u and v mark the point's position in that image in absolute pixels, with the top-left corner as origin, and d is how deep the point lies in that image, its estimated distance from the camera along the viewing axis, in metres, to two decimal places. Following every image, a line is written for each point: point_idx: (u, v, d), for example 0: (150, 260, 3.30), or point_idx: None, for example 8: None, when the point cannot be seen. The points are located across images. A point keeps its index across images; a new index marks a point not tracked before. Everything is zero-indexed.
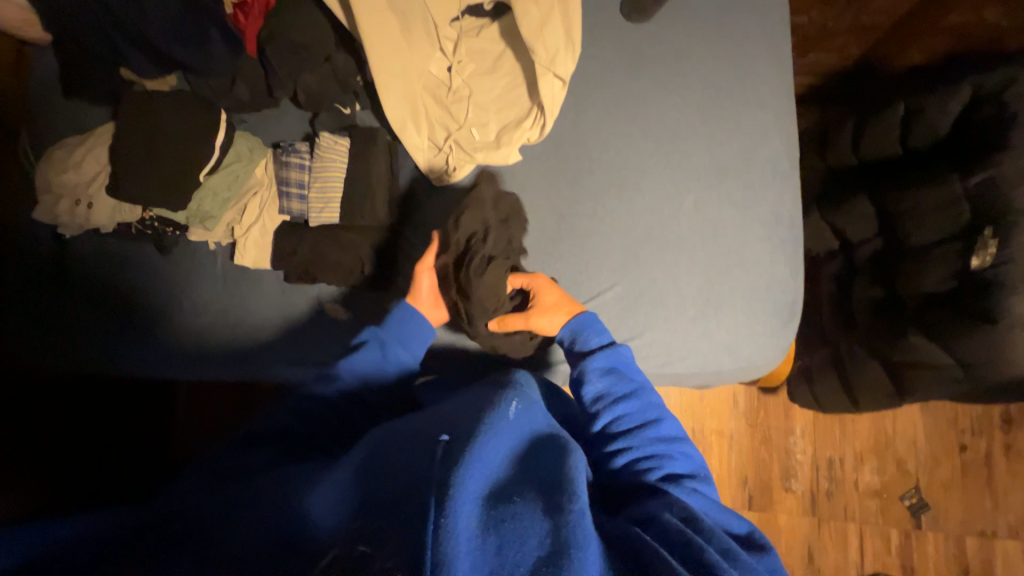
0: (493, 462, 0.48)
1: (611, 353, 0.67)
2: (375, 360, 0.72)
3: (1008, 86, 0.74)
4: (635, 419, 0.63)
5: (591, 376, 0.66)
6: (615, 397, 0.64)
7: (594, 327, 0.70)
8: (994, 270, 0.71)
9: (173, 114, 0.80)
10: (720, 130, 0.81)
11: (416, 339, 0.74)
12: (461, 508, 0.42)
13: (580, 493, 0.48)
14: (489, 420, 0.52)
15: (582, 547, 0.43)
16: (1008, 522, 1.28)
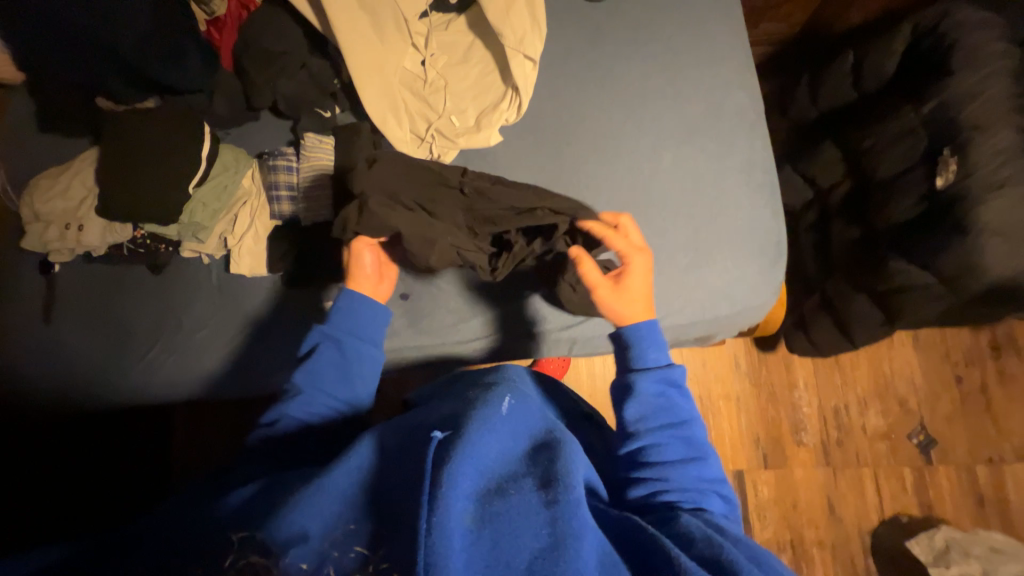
0: (485, 458, 0.49)
1: (667, 373, 0.64)
2: (335, 362, 0.67)
3: (943, 18, 0.79)
4: (676, 448, 0.61)
5: (642, 389, 0.63)
6: (658, 419, 0.62)
7: (652, 341, 0.66)
8: (959, 184, 0.73)
9: (156, 130, 0.81)
10: (686, 90, 0.86)
11: (372, 326, 0.70)
12: (453, 504, 0.43)
13: (573, 480, 0.49)
14: (479, 420, 0.53)
15: (578, 537, 0.45)
16: (1013, 445, 1.32)
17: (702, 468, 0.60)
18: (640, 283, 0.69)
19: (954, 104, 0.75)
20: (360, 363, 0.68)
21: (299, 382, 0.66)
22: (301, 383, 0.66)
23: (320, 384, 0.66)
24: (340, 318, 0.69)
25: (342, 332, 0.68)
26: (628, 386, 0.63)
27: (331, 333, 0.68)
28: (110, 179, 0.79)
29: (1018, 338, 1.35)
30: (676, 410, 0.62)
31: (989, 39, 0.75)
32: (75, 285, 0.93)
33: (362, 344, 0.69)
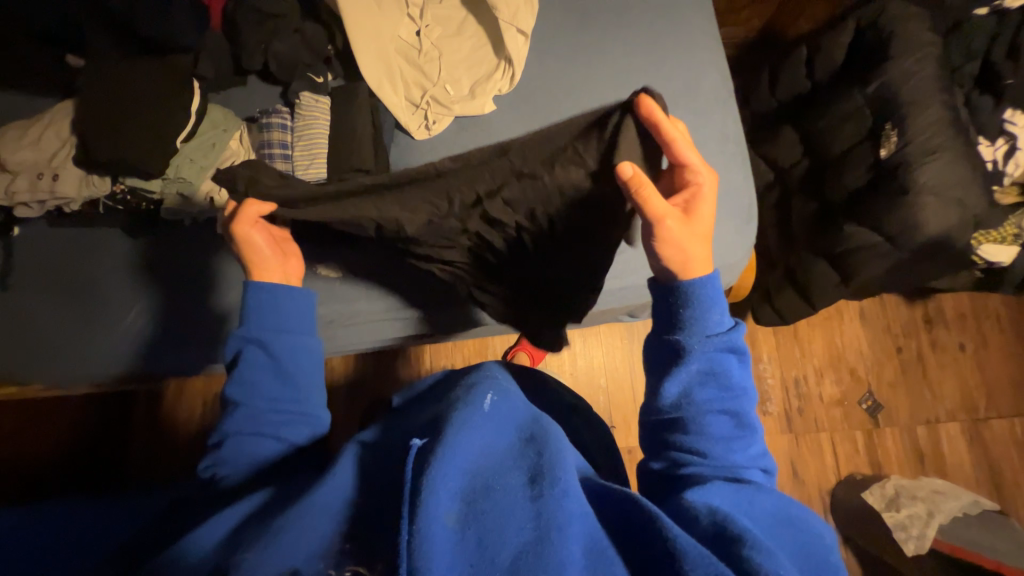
0: (468, 456, 0.47)
1: (728, 340, 0.59)
2: (266, 366, 0.63)
3: (880, 13, 0.91)
4: (720, 420, 0.57)
5: (695, 352, 0.58)
6: (705, 387, 0.58)
7: (710, 298, 0.60)
8: (899, 152, 0.84)
9: (143, 82, 0.80)
10: (665, 68, 0.93)
11: (294, 316, 0.67)
12: (434, 509, 0.41)
13: (559, 473, 0.48)
14: (457, 421, 0.50)
15: (562, 527, 0.44)
16: (946, 407, 1.47)
17: (744, 441, 0.57)
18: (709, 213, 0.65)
19: (893, 84, 0.86)
20: (292, 361, 0.64)
21: (235, 395, 0.63)
22: (236, 395, 0.62)
23: (261, 392, 0.63)
24: (259, 315, 0.65)
25: (260, 331, 0.64)
26: (679, 348, 0.59)
27: (250, 331, 0.64)
28: (90, 128, 0.77)
29: (946, 312, 1.52)
30: (726, 379, 0.58)
31: (917, 30, 0.87)
32: (40, 247, 0.87)
33: (291, 339, 0.65)
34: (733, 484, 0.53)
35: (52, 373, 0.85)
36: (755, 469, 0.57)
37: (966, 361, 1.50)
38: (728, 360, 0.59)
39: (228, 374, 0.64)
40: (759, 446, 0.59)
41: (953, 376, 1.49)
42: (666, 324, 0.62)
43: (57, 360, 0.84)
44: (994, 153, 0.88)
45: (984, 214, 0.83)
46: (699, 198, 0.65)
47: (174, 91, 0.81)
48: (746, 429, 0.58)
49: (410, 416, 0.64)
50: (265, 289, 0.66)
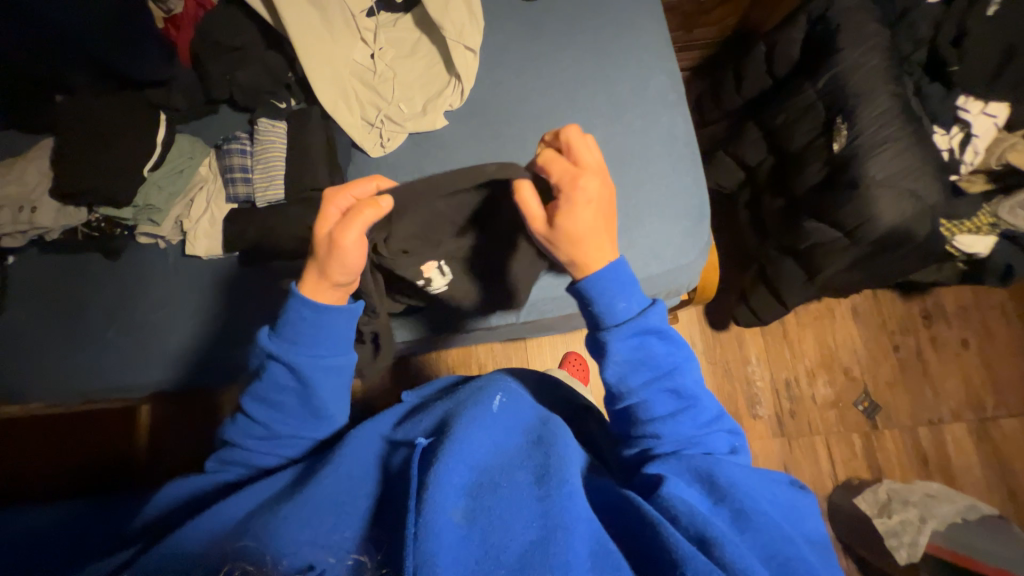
0: (474, 454, 0.53)
1: (639, 323, 0.61)
2: (291, 387, 0.62)
3: (828, 6, 0.89)
4: (661, 400, 0.60)
5: (617, 343, 0.60)
6: (639, 374, 0.61)
7: (620, 285, 0.60)
8: (851, 145, 0.82)
9: (112, 117, 0.86)
10: (612, 75, 0.95)
11: (330, 339, 0.62)
12: (441, 501, 0.45)
13: (565, 475, 0.51)
14: (464, 421, 0.57)
15: (570, 527, 0.46)
16: (949, 407, 1.40)
17: (688, 411, 0.60)
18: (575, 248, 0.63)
19: (843, 76, 0.85)
20: (319, 386, 0.62)
21: (254, 407, 0.64)
22: (256, 407, 0.64)
23: (283, 409, 0.63)
24: (294, 337, 0.61)
25: (289, 353, 0.61)
26: (602, 346, 0.62)
27: (283, 354, 0.61)
28: (66, 161, 0.83)
29: (946, 307, 1.45)
30: (654, 359, 0.61)
31: (864, 20, 0.86)
32: (27, 273, 0.93)
33: (321, 366, 0.62)
34: (689, 464, 0.56)
35: (42, 390, 0.91)
36: (706, 436, 0.60)
37: (971, 357, 1.43)
38: (652, 339, 0.62)
39: (249, 387, 0.65)
40: (708, 411, 0.62)
41: (956, 373, 1.42)
42: (588, 321, 0.64)
43: (43, 378, 0.91)
44: (950, 141, 0.88)
45: (941, 205, 0.81)
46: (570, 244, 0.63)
47: (143, 124, 0.87)
48: (687, 399, 0.61)
49: (423, 411, 0.68)
50: (304, 307, 0.60)
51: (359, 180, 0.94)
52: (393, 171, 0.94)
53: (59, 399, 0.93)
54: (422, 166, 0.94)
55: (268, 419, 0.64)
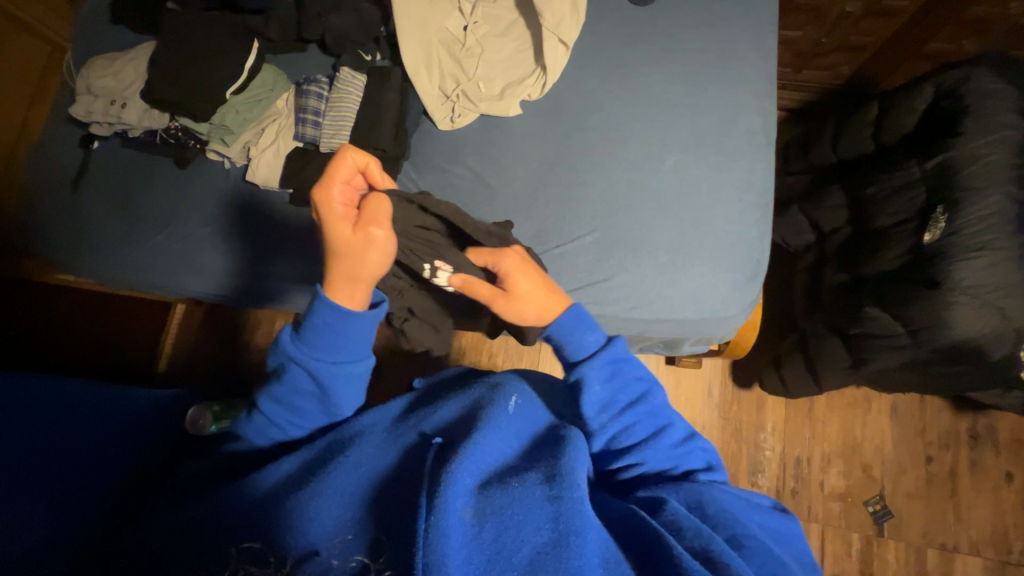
0: (487, 457, 0.55)
1: (610, 350, 0.60)
2: (309, 391, 0.62)
3: (964, 82, 0.80)
4: (639, 428, 0.59)
5: (588, 378, 0.59)
6: (614, 405, 0.59)
7: (582, 323, 0.60)
8: (943, 241, 0.75)
9: (210, 35, 0.90)
10: (702, 102, 0.90)
11: (358, 345, 0.61)
12: (451, 503, 0.48)
13: (580, 480, 0.52)
14: (484, 420, 0.57)
15: (581, 534, 0.48)
16: (969, 537, 1.29)
17: (667, 435, 0.58)
18: (526, 278, 0.61)
19: (957, 163, 0.76)
20: (337, 390, 0.62)
21: (267, 410, 0.63)
22: (270, 410, 0.63)
23: (300, 411, 0.63)
24: (315, 345, 0.59)
25: (310, 362, 0.59)
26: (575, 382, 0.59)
27: (301, 361, 0.59)
28: (161, 68, 0.88)
29: (998, 433, 1.32)
30: (626, 387, 0.59)
31: (999, 108, 0.76)
32: (105, 161, 1.00)
33: (343, 369, 0.61)
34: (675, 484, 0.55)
35: (95, 270, 0.99)
36: (689, 458, 0.58)
37: (1010, 494, 1.30)
38: (624, 366, 0.60)
39: (264, 386, 0.63)
40: (684, 429, 0.60)
41: (988, 505, 1.30)
42: (561, 356, 0.61)
43: (96, 260, 0.98)
44: None
45: None
46: (511, 273, 0.61)
47: (236, 47, 0.90)
48: (666, 421, 0.59)
49: (435, 400, 0.67)
50: (328, 313, 0.58)
51: (420, 148, 0.94)
52: (456, 147, 0.93)
53: (107, 283, 1.00)
54: (483, 149, 0.92)
55: (285, 419, 0.63)
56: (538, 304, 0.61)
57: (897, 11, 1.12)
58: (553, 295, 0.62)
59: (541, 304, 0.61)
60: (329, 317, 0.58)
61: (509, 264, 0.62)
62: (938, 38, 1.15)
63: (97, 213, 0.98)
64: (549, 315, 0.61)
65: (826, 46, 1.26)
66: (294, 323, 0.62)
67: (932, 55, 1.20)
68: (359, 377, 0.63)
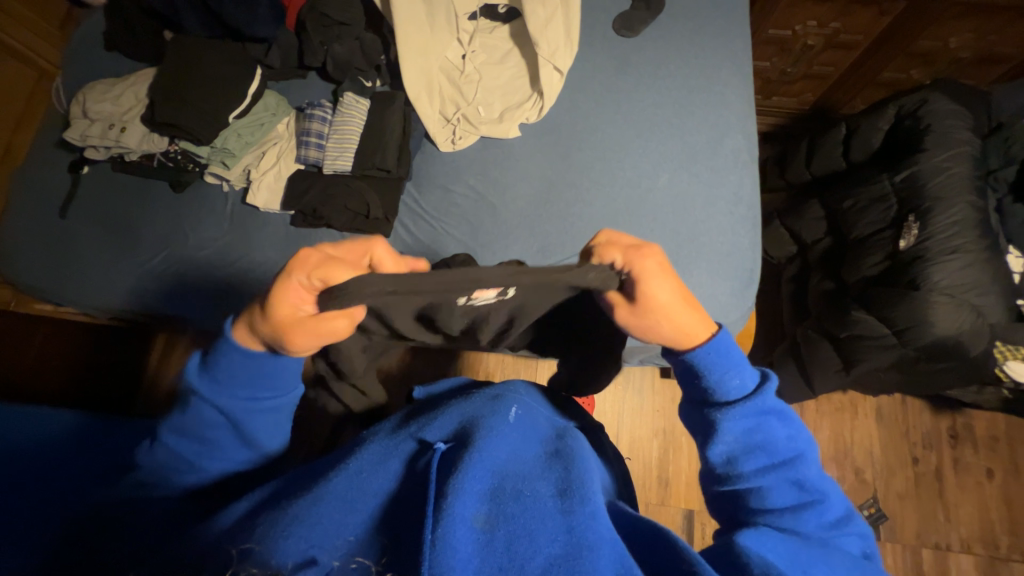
0: (497, 460, 0.47)
1: (759, 400, 0.51)
2: (223, 425, 0.55)
3: (922, 104, 0.88)
4: (781, 491, 0.49)
5: (728, 427, 0.50)
6: (753, 460, 0.50)
7: (728, 362, 0.52)
8: (918, 246, 0.81)
9: (215, 62, 0.92)
10: (689, 123, 0.96)
11: (271, 377, 0.55)
12: (460, 511, 0.41)
13: (590, 492, 0.46)
14: (484, 429, 0.49)
15: (594, 548, 0.41)
16: (960, 534, 1.33)
17: (815, 506, 0.49)
18: (665, 291, 0.52)
19: (923, 175, 0.84)
20: (253, 424, 0.56)
21: (171, 444, 0.55)
22: (174, 445, 0.55)
23: (211, 446, 0.55)
24: (223, 379, 0.54)
25: (220, 393, 0.54)
26: (711, 425, 0.51)
27: (207, 397, 0.54)
28: (164, 94, 0.88)
29: (976, 431, 1.39)
30: (771, 444, 0.50)
31: (956, 126, 0.85)
32: (95, 186, 0.97)
33: (263, 405, 0.56)
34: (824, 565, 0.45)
35: (80, 298, 0.94)
36: (839, 543, 0.48)
37: (992, 489, 1.36)
38: (772, 423, 0.51)
39: (170, 417, 0.56)
40: (837, 510, 0.50)
41: (974, 502, 1.35)
42: (697, 395, 0.53)
43: (80, 286, 0.93)
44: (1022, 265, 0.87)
45: (1001, 325, 0.80)
46: (644, 278, 0.51)
47: (239, 75, 0.92)
48: (816, 493, 0.49)
49: (439, 407, 0.57)
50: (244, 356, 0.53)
51: (423, 170, 0.96)
52: (458, 167, 0.96)
53: (91, 309, 0.96)
54: (485, 170, 0.95)
55: (190, 451, 0.55)
56: (676, 323, 0.52)
57: (853, 44, 1.24)
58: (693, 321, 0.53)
59: (680, 321, 0.52)
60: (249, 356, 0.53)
61: (645, 272, 0.51)
62: (890, 68, 1.27)
63: (83, 238, 0.94)
64: (688, 337, 0.53)
65: (791, 74, 1.37)
66: (205, 352, 0.57)
67: (884, 83, 1.32)
68: (275, 411, 0.57)
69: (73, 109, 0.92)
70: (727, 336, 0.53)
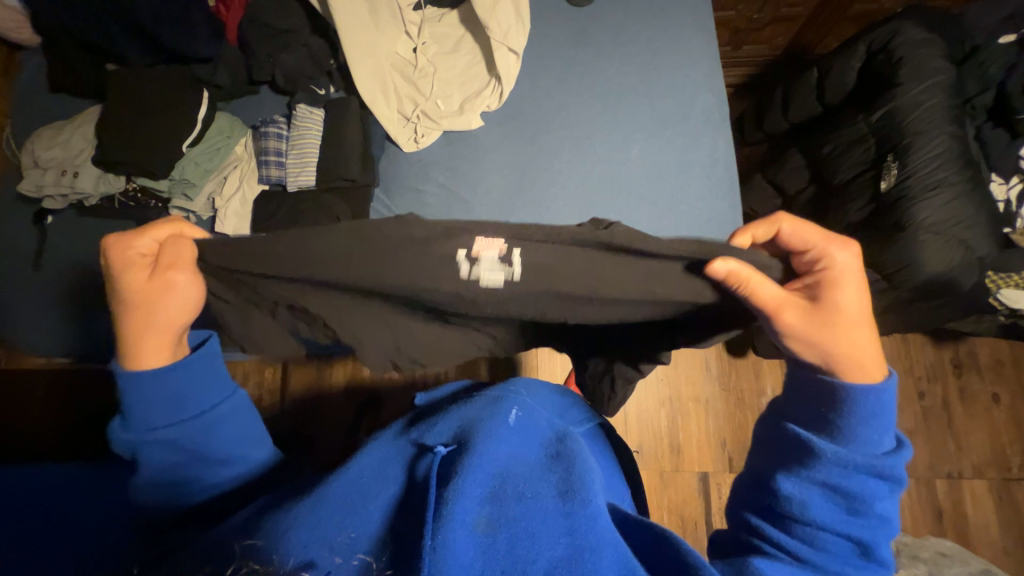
0: (497, 463, 0.46)
1: (875, 458, 0.45)
2: (179, 458, 0.51)
3: (892, 37, 0.85)
4: (840, 544, 0.44)
5: (833, 463, 0.45)
6: (837, 509, 0.45)
7: (869, 410, 0.46)
8: (899, 186, 0.79)
9: (158, 92, 0.89)
10: (657, 89, 0.93)
11: (204, 389, 0.52)
12: (459, 518, 0.40)
13: (591, 492, 0.46)
14: (480, 433, 0.49)
15: (595, 550, 0.41)
16: (971, 461, 1.34)
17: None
18: (854, 299, 0.49)
19: (900, 111, 0.81)
20: (209, 440, 0.52)
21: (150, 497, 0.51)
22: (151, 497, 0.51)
23: (181, 482, 0.51)
24: (156, 415, 0.50)
25: (153, 433, 0.50)
26: (811, 446, 0.46)
27: (143, 439, 0.50)
28: (112, 133, 0.86)
29: (979, 357, 1.39)
30: (863, 505, 0.44)
31: (928, 55, 0.82)
32: (61, 234, 0.94)
33: (207, 421, 0.52)
34: None
35: (65, 348, 0.93)
36: None
37: (1000, 414, 1.37)
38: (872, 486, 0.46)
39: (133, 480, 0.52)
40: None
41: (983, 427, 1.36)
42: (804, 417, 0.49)
43: (60, 337, 0.92)
44: (1006, 191, 0.84)
45: (989, 258, 0.79)
46: (839, 282, 0.50)
47: (186, 101, 0.89)
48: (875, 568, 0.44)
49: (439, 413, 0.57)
50: (143, 382, 0.49)
51: (389, 173, 0.94)
52: (423, 167, 0.93)
53: (75, 357, 0.95)
54: (453, 164, 0.93)
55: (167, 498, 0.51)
56: (855, 343, 0.48)
57: None
58: (871, 350, 0.48)
59: (858, 341, 0.48)
60: (156, 380, 0.50)
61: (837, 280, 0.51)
62: (859, 1, 1.22)
63: (52, 288, 0.92)
64: (859, 370, 0.48)
65: (759, 21, 1.32)
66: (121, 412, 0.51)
67: (855, 17, 1.27)
68: (229, 411, 0.53)
69: (24, 159, 0.90)
70: (894, 390, 0.47)
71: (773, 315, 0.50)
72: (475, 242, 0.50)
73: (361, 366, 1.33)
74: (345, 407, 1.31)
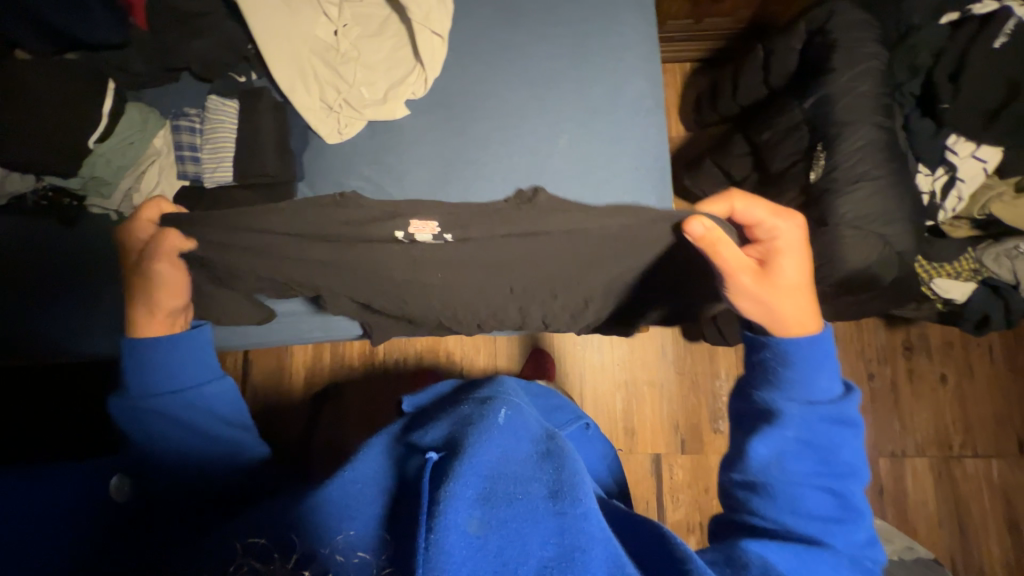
0: (490, 464, 0.37)
1: (836, 405, 0.46)
2: (171, 432, 0.52)
3: (827, 19, 0.81)
4: (820, 500, 0.44)
5: (791, 415, 0.46)
6: (806, 461, 0.45)
7: (815, 359, 0.48)
8: (827, 177, 0.77)
9: (53, 81, 0.82)
10: (588, 74, 0.89)
11: (194, 366, 0.54)
12: (452, 525, 0.33)
13: (583, 489, 0.38)
14: (473, 431, 0.40)
15: (587, 548, 0.35)
16: (915, 440, 1.37)
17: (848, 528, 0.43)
18: (796, 269, 0.54)
19: (832, 97, 0.78)
20: (201, 416, 0.53)
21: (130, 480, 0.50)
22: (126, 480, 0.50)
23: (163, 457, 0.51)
24: (152, 379, 0.52)
25: (147, 399, 0.51)
26: (769, 406, 0.47)
27: (141, 403, 0.51)
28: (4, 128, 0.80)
29: (930, 339, 1.41)
30: (833, 454, 0.45)
31: (861, 38, 0.79)
32: None
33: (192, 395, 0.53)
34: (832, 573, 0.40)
35: None
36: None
37: (946, 394, 1.39)
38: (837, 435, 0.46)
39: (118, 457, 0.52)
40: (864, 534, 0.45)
41: (929, 406, 1.39)
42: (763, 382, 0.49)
43: None
44: (933, 182, 0.84)
45: (911, 251, 0.78)
46: (781, 251, 0.56)
47: (88, 91, 0.83)
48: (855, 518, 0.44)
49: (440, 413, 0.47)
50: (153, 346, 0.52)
51: (312, 167, 0.91)
52: (346, 160, 0.90)
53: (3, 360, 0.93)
54: (378, 157, 0.89)
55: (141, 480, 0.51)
56: (794, 305, 0.51)
57: None
58: (811, 312, 0.51)
59: (796, 306, 0.51)
60: (152, 350, 0.53)
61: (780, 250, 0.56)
62: None
63: None
64: (796, 327, 0.50)
65: None
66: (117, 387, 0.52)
67: None
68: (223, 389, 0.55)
69: None
70: (829, 339, 0.49)
71: (727, 275, 0.56)
72: (412, 224, 0.69)
73: (319, 355, 1.33)
74: (299, 398, 1.31)
